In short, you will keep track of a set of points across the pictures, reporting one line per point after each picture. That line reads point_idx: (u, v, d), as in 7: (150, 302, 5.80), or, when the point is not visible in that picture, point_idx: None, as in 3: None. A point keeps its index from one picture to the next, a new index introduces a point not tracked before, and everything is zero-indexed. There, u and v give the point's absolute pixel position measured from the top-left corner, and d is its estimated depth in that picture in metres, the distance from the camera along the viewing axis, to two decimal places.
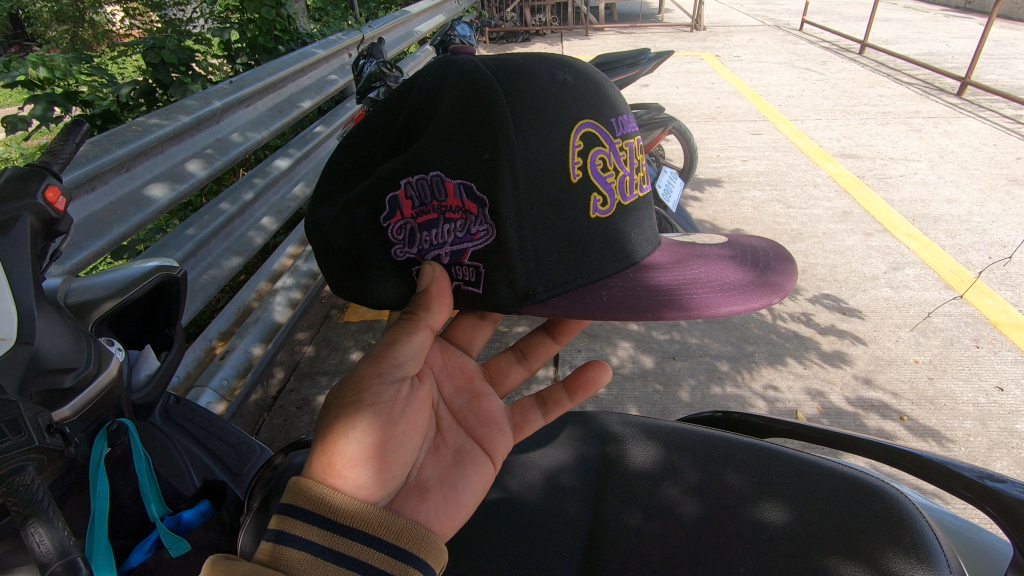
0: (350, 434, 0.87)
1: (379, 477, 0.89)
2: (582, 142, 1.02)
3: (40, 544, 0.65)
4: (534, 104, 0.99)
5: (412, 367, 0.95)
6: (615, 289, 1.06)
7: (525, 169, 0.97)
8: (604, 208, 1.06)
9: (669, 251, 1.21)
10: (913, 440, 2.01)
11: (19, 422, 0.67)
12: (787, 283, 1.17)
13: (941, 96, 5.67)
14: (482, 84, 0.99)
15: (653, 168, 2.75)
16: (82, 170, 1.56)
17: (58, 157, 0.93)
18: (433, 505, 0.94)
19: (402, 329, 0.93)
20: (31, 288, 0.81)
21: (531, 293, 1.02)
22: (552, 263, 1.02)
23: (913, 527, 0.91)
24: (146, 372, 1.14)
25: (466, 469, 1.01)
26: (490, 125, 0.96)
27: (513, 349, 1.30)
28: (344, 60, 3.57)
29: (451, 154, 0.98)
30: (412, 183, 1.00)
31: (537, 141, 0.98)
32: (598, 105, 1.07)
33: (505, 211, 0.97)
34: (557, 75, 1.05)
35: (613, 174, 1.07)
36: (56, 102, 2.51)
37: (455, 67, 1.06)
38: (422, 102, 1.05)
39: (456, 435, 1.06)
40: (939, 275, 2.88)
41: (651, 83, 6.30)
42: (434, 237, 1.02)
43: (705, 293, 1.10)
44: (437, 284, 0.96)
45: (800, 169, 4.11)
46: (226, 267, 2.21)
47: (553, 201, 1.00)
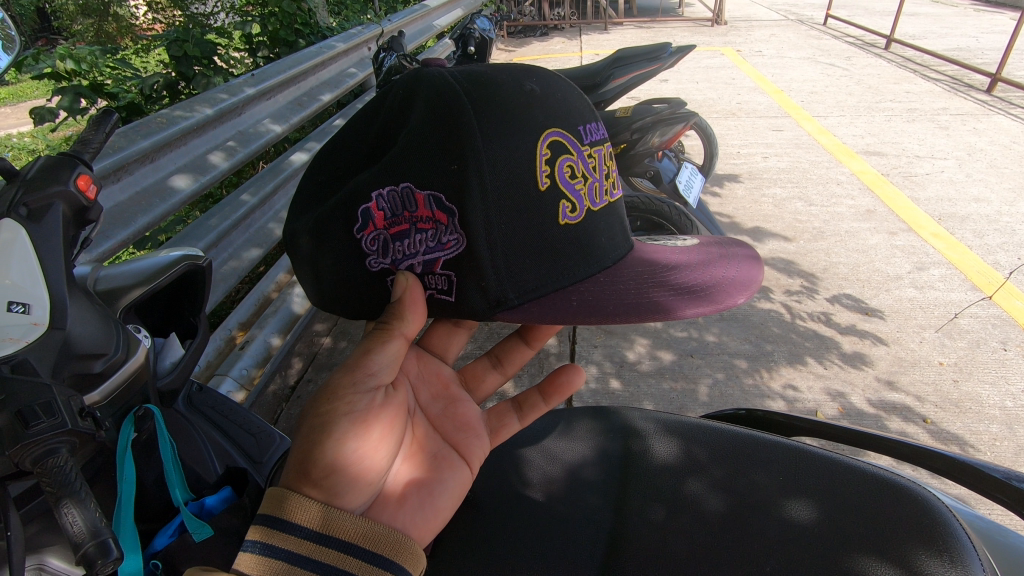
0: (327, 443, 0.88)
1: (355, 484, 0.91)
2: (549, 150, 1.04)
3: (73, 525, 0.66)
4: (502, 113, 1.00)
5: (387, 376, 0.96)
6: (588, 292, 1.06)
7: (494, 178, 0.98)
8: (573, 215, 1.07)
9: (642, 251, 1.23)
10: (936, 442, 1.98)
11: (53, 405, 0.69)
12: (749, 287, 1.20)
13: (970, 92, 5.54)
14: (449, 96, 1.01)
15: (673, 163, 2.71)
16: (109, 160, 1.59)
17: (90, 147, 0.94)
18: (409, 511, 0.97)
19: (377, 338, 0.94)
20: (63, 275, 0.82)
21: (504, 300, 1.02)
22: (524, 269, 1.02)
23: (945, 527, 0.89)
24: (171, 359, 1.16)
25: (442, 474, 1.04)
26: (458, 135, 0.97)
27: (488, 354, 1.30)
28: (363, 54, 3.60)
29: (421, 163, 0.98)
30: (383, 196, 1.00)
31: (506, 150, 0.99)
32: (565, 114, 1.09)
33: (474, 218, 0.98)
34: (524, 85, 1.07)
35: (582, 181, 1.09)
36: (82, 93, 2.57)
37: (424, 77, 1.07)
38: (393, 114, 1.07)
39: (433, 440, 1.08)
40: (966, 276, 2.82)
41: (671, 78, 6.23)
42: (407, 247, 1.01)
43: (681, 293, 1.12)
44: (411, 293, 0.95)
45: (823, 166, 4.03)
46: (247, 259, 2.24)
47: (523, 208, 1.01)
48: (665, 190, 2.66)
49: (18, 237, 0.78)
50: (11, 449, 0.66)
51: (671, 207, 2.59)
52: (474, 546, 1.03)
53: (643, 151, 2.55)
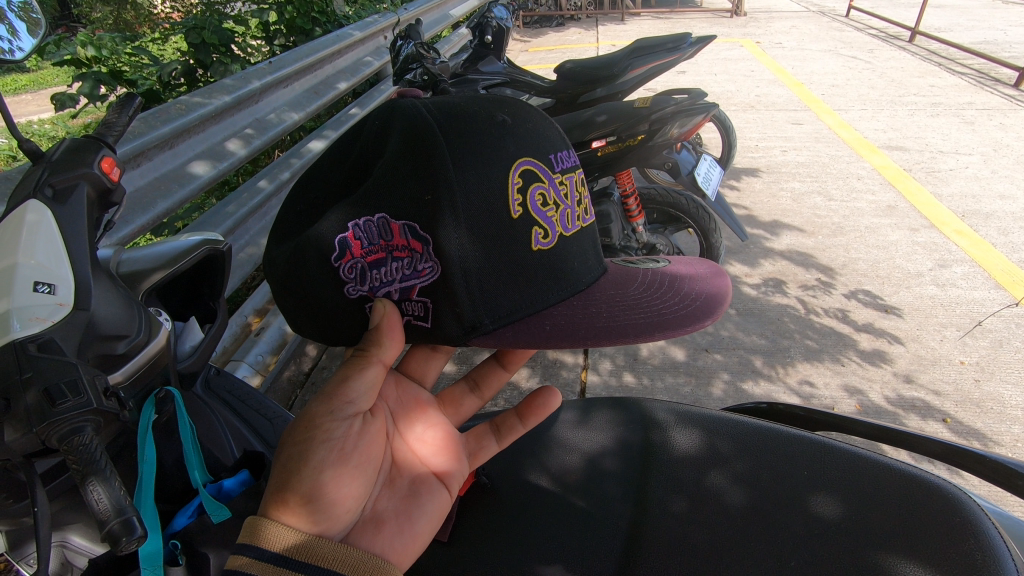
0: (304, 472, 0.84)
1: (333, 512, 0.86)
2: (521, 179, 1.02)
3: (98, 502, 0.66)
4: (472, 145, 0.99)
5: (365, 402, 0.92)
6: (560, 316, 1.05)
7: (466, 208, 0.97)
8: (546, 241, 1.04)
9: (614, 273, 1.21)
10: (957, 441, 1.95)
11: (79, 385, 0.70)
12: (718, 308, 1.18)
13: (996, 86, 5.41)
14: (422, 128, 1.00)
15: (691, 155, 2.67)
16: (130, 146, 1.60)
17: (114, 129, 0.95)
18: (388, 536, 0.92)
19: (354, 364, 0.90)
20: (87, 257, 0.82)
21: (478, 325, 0.99)
22: (499, 294, 1.00)
23: (978, 526, 0.87)
24: (191, 344, 1.18)
25: (421, 498, 0.99)
26: (429, 166, 0.97)
27: (465, 378, 1.27)
28: (379, 43, 3.60)
29: (395, 192, 0.97)
30: (359, 225, 0.98)
31: (477, 180, 0.98)
32: (538, 143, 1.08)
33: (447, 245, 0.96)
34: (495, 117, 1.05)
35: (554, 208, 1.07)
36: (102, 80, 2.60)
37: (398, 109, 1.06)
38: (370, 143, 1.06)
39: (414, 466, 1.04)
40: (990, 275, 2.76)
41: (688, 70, 6.15)
42: (382, 276, 0.99)
43: (650, 315, 1.11)
44: (389, 319, 0.92)
45: (843, 160, 3.97)
46: (262, 246, 2.25)
47: (495, 237, 0.99)
48: (684, 183, 2.61)
49: (44, 219, 0.79)
50: (38, 426, 0.67)
51: (689, 200, 2.65)
52: (491, 535, 1.03)
53: (663, 142, 2.48)
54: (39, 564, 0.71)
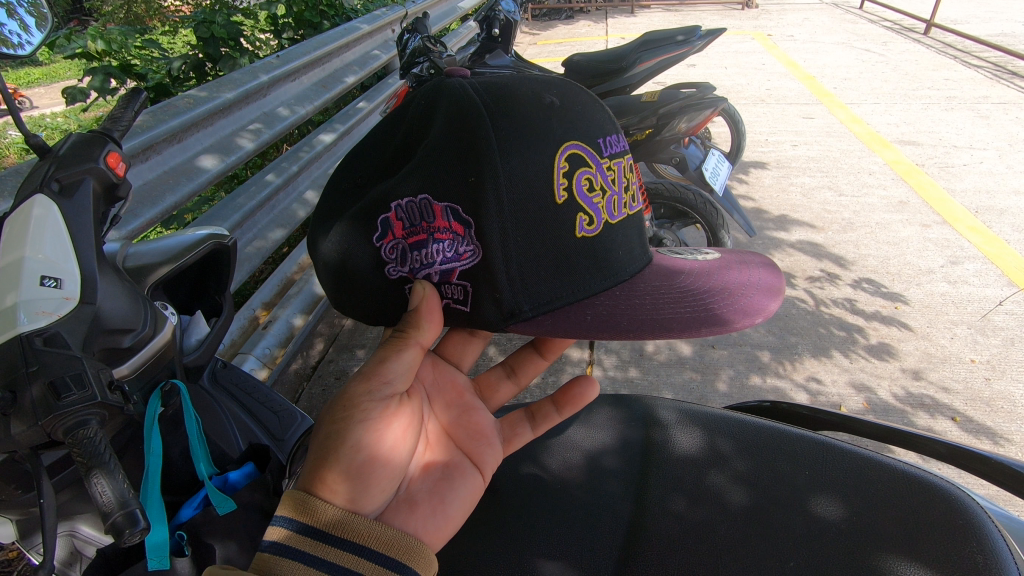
0: (342, 450, 0.86)
1: (367, 491, 0.89)
2: (567, 163, 1.01)
3: (102, 494, 0.67)
4: (518, 128, 0.98)
5: (401, 384, 0.94)
6: (604, 306, 1.04)
7: (510, 192, 0.96)
8: (591, 228, 1.04)
9: (658, 266, 1.20)
10: (966, 439, 1.94)
11: (83, 378, 0.71)
12: (769, 305, 1.16)
13: (1013, 80, 5.31)
14: (469, 108, 0.99)
15: (699, 150, 2.65)
16: (138, 140, 1.60)
17: (119, 124, 0.95)
18: (422, 517, 0.94)
19: (393, 345, 0.93)
20: (93, 251, 0.83)
21: (517, 312, 0.99)
22: (540, 281, 1.00)
23: (979, 528, 0.85)
24: (197, 337, 1.17)
25: (455, 482, 1.01)
26: (474, 148, 0.96)
27: (502, 363, 1.29)
28: (386, 36, 3.59)
29: (438, 173, 0.97)
30: (401, 207, 1.00)
31: (522, 163, 0.97)
32: (586, 126, 1.06)
33: (490, 229, 0.96)
34: (544, 98, 1.04)
35: (600, 194, 1.06)
36: (111, 74, 2.62)
37: (445, 88, 1.06)
38: (414, 125, 1.06)
39: (446, 451, 1.06)
40: (1003, 272, 2.73)
41: (698, 63, 6.08)
42: (424, 257, 1.00)
43: (694, 309, 1.09)
44: (428, 302, 0.95)
45: (855, 155, 3.92)
46: (271, 240, 2.25)
47: (539, 222, 0.98)
48: (692, 178, 2.57)
49: (50, 213, 0.79)
50: (43, 419, 0.67)
51: (698, 195, 2.54)
52: (490, 532, 1.03)
53: (670, 136, 2.50)
54: (44, 556, 0.72)
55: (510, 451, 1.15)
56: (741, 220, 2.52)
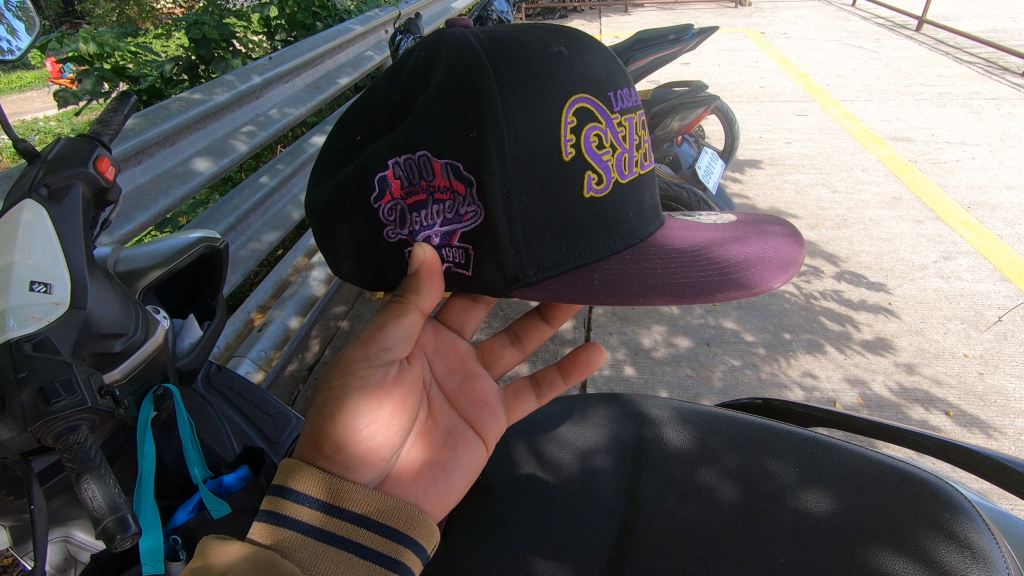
0: (339, 419, 0.85)
1: (369, 460, 0.89)
2: (575, 118, 0.98)
3: (92, 500, 0.67)
4: (523, 80, 0.96)
5: (402, 350, 0.93)
6: (613, 270, 1.02)
7: (515, 148, 0.94)
8: (600, 187, 1.00)
9: (671, 230, 1.17)
10: (959, 433, 1.95)
11: (73, 383, 0.70)
12: (783, 274, 1.14)
13: (1005, 76, 5.34)
14: (472, 61, 0.97)
15: (692, 150, 2.66)
16: (129, 143, 1.59)
17: (109, 128, 0.95)
18: (423, 487, 0.96)
19: (393, 311, 0.91)
20: (83, 257, 0.83)
21: (521, 276, 0.98)
22: (545, 243, 0.97)
23: (968, 524, 0.87)
24: (190, 340, 1.17)
25: (456, 451, 1.03)
26: (478, 103, 0.94)
27: (506, 331, 1.29)
28: (380, 37, 3.59)
29: (439, 132, 0.96)
30: (399, 164, 0.99)
31: (528, 118, 0.94)
32: (595, 79, 1.03)
33: (493, 192, 0.94)
34: (551, 48, 1.01)
35: (609, 152, 1.02)
36: (106, 77, 2.58)
37: (447, 41, 1.03)
38: (414, 84, 1.04)
39: (448, 417, 1.07)
40: (996, 266, 2.74)
41: (692, 61, 6.08)
42: (424, 218, 1.00)
43: (705, 277, 1.08)
44: (429, 267, 0.91)
45: (848, 152, 3.93)
46: (265, 242, 2.25)
47: (545, 180, 0.96)
48: (685, 176, 2.59)
49: (39, 218, 0.79)
50: (33, 425, 0.67)
51: (691, 193, 2.46)
52: (482, 531, 1.03)
53: (663, 135, 2.52)
54: (35, 563, 0.72)
55: (513, 420, 1.17)
56: None
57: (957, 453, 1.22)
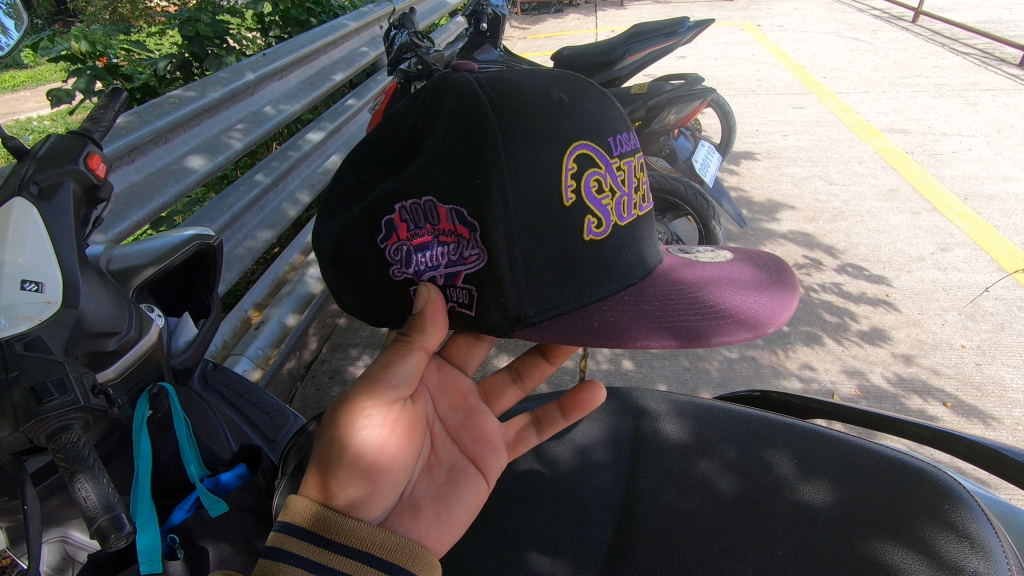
0: (345, 457, 0.83)
1: (372, 498, 0.86)
2: (575, 163, 0.99)
3: (86, 499, 0.66)
4: (526, 127, 0.96)
5: (407, 388, 0.90)
6: (609, 314, 1.01)
7: (518, 194, 0.94)
8: (599, 230, 1.01)
9: (669, 268, 1.16)
10: (957, 423, 1.96)
11: (66, 383, 0.70)
12: (779, 315, 1.11)
13: (1001, 67, 5.33)
14: (475, 107, 0.96)
15: (688, 141, 2.64)
16: (122, 141, 1.58)
17: (100, 125, 0.94)
18: (426, 523, 0.92)
19: (398, 350, 0.90)
20: (74, 254, 0.82)
21: (522, 317, 0.96)
22: (545, 283, 0.97)
23: (966, 512, 0.87)
24: (185, 339, 1.17)
25: (460, 487, 0.98)
26: (482, 148, 0.94)
27: (508, 367, 1.24)
28: (374, 32, 3.58)
29: (443, 176, 0.95)
30: (405, 208, 0.98)
31: (530, 164, 0.94)
32: (594, 125, 1.03)
33: (496, 236, 0.93)
34: (552, 96, 1.02)
35: (609, 196, 1.03)
36: (99, 76, 2.53)
37: (450, 84, 1.03)
38: (418, 125, 1.03)
39: (450, 453, 1.02)
40: (993, 257, 2.74)
41: (688, 54, 6.07)
42: (428, 260, 0.98)
43: (705, 319, 1.06)
44: (432, 304, 0.92)
45: (845, 144, 3.92)
46: (261, 239, 2.24)
47: (547, 226, 0.96)
48: (681, 169, 2.55)
49: (29, 216, 0.78)
50: (25, 424, 0.67)
51: (688, 186, 2.47)
52: (481, 526, 1.03)
53: (659, 128, 2.51)
54: (29, 562, 0.71)
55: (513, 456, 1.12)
56: (732, 211, 2.51)
57: (954, 445, 1.22)
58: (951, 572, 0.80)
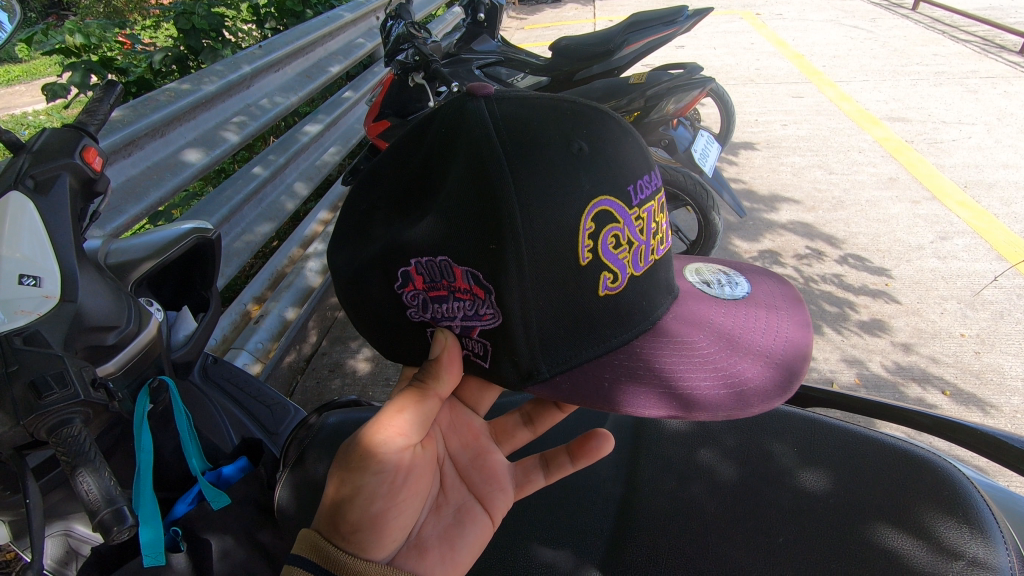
0: (355, 501, 0.80)
1: (379, 539, 0.81)
2: (594, 222, 0.87)
3: (88, 492, 0.66)
4: (542, 181, 0.83)
5: (417, 435, 0.87)
6: (617, 373, 0.92)
7: (532, 257, 0.83)
8: (614, 286, 0.91)
9: (684, 311, 1.04)
10: (956, 411, 1.97)
11: (65, 376, 0.70)
12: (795, 371, 1.00)
13: (1001, 54, 5.30)
14: (488, 153, 0.83)
15: (687, 131, 2.63)
16: (118, 135, 1.57)
17: (95, 118, 0.93)
18: (432, 563, 0.86)
19: (410, 396, 0.87)
20: (72, 248, 0.82)
21: (535, 373, 0.88)
22: (559, 338, 0.88)
23: (965, 497, 0.88)
24: (185, 333, 1.17)
25: (466, 527, 0.92)
26: (494, 204, 0.82)
27: (520, 409, 1.13)
28: (371, 24, 3.56)
29: (453, 233, 0.85)
30: (421, 263, 0.88)
31: (546, 224, 0.83)
32: (616, 173, 0.91)
33: (508, 299, 0.84)
34: (571, 141, 0.87)
35: (627, 249, 0.92)
36: (93, 69, 2.49)
37: (461, 114, 0.88)
38: (429, 162, 0.91)
39: (458, 492, 0.97)
40: (992, 246, 2.74)
41: (687, 44, 6.03)
42: (444, 312, 0.91)
43: (720, 380, 0.96)
44: (448, 353, 0.89)
45: (844, 133, 3.91)
46: (259, 233, 2.23)
47: (560, 288, 0.86)
48: (681, 159, 2.56)
49: (26, 210, 0.78)
50: (25, 419, 0.67)
51: (688, 176, 2.46)
52: None
53: (659, 118, 2.47)
54: (32, 555, 0.71)
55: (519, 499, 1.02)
56: (731, 201, 2.50)
57: (951, 432, 1.23)
58: (950, 556, 0.82)
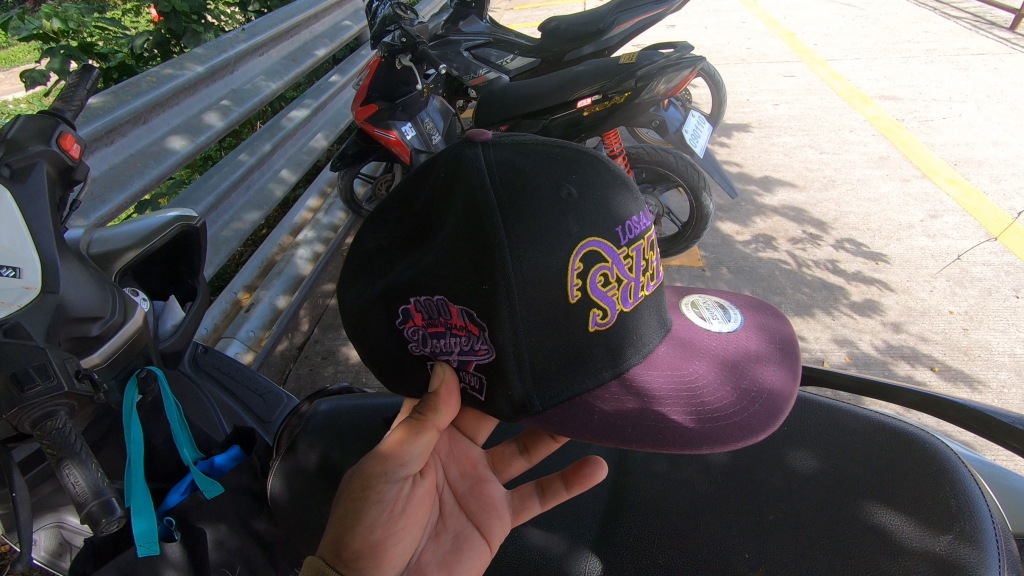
0: (357, 529, 0.80)
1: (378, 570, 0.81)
2: (582, 262, 0.85)
3: (75, 485, 0.65)
4: (531, 229, 0.82)
5: (417, 464, 0.86)
6: (610, 409, 0.89)
7: (524, 301, 0.82)
8: (604, 322, 0.89)
9: (674, 342, 1.01)
10: (944, 387, 1.99)
11: (48, 368, 0.69)
12: (782, 401, 0.97)
13: (991, 30, 5.29)
14: (481, 200, 0.82)
15: (679, 111, 2.61)
16: (99, 123, 1.53)
17: (71, 104, 0.91)
18: None
19: (409, 428, 0.84)
20: (51, 236, 0.80)
21: (527, 406, 0.86)
22: (551, 372, 0.86)
23: (953, 474, 0.90)
24: (173, 322, 1.16)
25: (466, 554, 0.91)
26: (484, 250, 0.81)
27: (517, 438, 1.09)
28: (357, 5, 3.49)
29: (446, 272, 0.83)
30: (419, 301, 0.87)
31: (536, 268, 0.82)
32: (605, 216, 0.89)
33: (499, 339, 0.83)
34: (560, 188, 0.87)
35: (616, 286, 0.90)
36: (73, 55, 2.41)
37: (459, 162, 0.87)
38: (430, 206, 0.90)
39: (457, 519, 0.96)
40: (981, 223, 2.75)
41: (678, 23, 5.96)
42: (442, 348, 0.88)
43: (710, 411, 0.93)
44: (447, 386, 0.86)
45: (835, 112, 3.90)
46: (247, 221, 2.20)
47: (550, 327, 0.84)
48: (671, 141, 2.53)
49: (3, 199, 0.76)
50: (9, 412, 0.66)
51: (678, 157, 2.46)
52: None
53: (649, 99, 2.41)
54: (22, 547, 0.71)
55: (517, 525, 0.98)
56: (722, 182, 2.49)
57: (938, 409, 1.24)
58: (938, 531, 0.83)
